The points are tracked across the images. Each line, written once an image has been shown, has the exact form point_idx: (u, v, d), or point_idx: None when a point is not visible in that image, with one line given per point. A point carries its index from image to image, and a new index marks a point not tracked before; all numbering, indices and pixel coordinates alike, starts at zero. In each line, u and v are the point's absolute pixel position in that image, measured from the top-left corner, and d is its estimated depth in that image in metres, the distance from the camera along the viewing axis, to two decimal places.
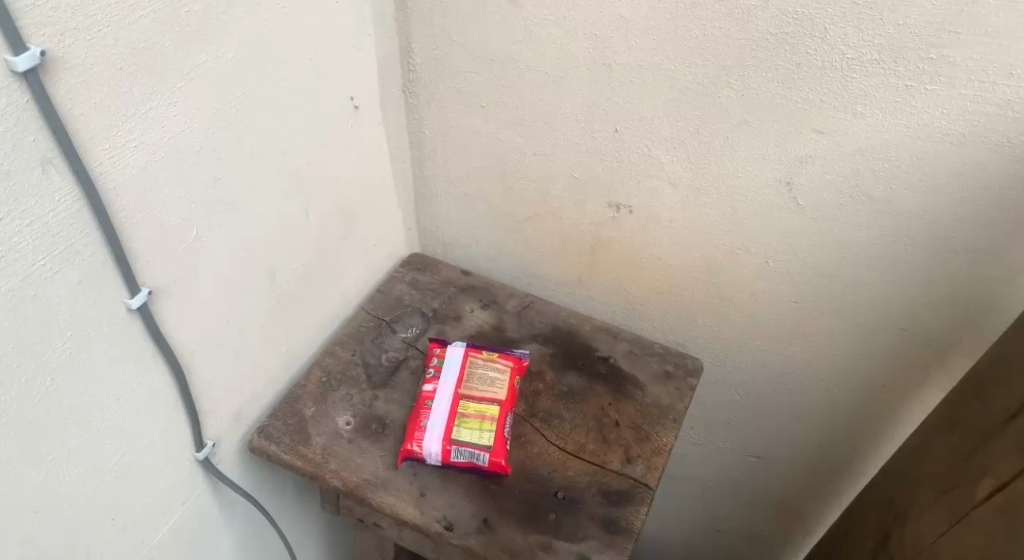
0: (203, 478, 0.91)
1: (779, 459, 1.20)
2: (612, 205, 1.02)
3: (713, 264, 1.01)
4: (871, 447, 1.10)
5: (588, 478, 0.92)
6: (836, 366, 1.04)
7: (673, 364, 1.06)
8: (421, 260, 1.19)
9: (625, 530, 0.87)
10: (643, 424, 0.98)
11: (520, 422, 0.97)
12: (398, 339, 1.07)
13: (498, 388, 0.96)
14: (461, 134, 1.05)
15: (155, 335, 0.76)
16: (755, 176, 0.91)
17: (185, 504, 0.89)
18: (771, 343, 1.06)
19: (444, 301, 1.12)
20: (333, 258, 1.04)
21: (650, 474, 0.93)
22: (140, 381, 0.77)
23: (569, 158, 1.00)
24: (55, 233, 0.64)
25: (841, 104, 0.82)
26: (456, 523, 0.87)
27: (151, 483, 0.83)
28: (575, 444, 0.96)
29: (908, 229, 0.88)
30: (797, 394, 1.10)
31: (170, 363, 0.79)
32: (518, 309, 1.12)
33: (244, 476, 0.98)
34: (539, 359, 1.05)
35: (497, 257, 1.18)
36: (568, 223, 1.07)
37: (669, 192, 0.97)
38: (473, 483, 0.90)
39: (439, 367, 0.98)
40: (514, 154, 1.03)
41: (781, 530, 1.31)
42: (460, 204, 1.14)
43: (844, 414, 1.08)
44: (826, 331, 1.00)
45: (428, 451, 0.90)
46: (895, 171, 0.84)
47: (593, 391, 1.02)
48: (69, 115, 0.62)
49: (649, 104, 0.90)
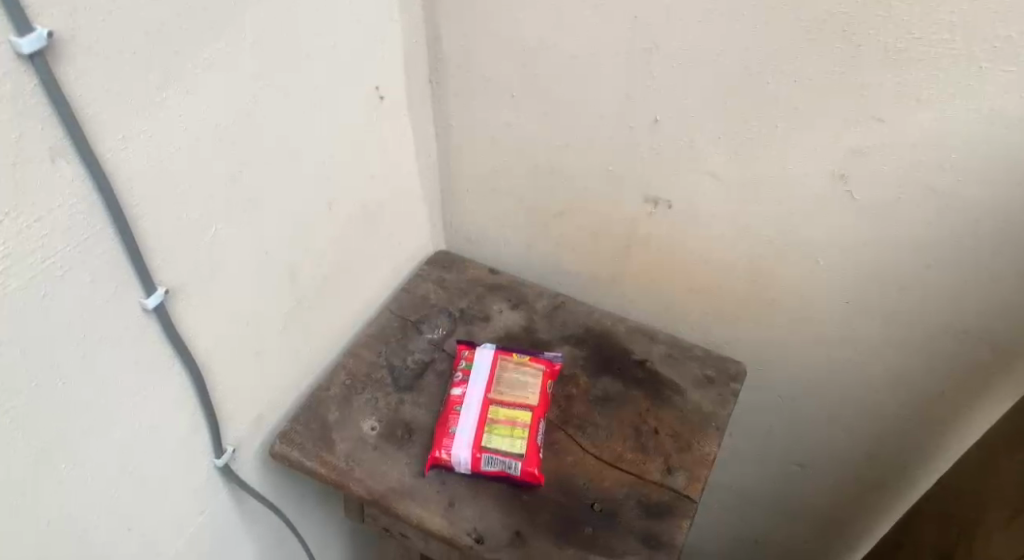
0: (223, 485, 0.87)
1: (822, 471, 1.15)
2: (650, 200, 0.96)
3: (757, 262, 0.96)
4: (925, 458, 1.04)
5: (626, 490, 0.87)
6: (888, 373, 0.98)
7: (713, 369, 1.01)
8: (447, 259, 1.15)
9: (666, 545, 0.82)
10: (683, 432, 0.93)
11: (553, 429, 0.92)
12: (424, 340, 1.02)
13: (529, 392, 0.91)
14: (490, 127, 1.00)
15: (172, 338, 0.73)
16: (805, 169, 0.85)
17: (204, 512, 0.85)
18: (817, 344, 1.00)
19: (471, 300, 1.08)
20: (356, 256, 1.00)
21: (691, 485, 0.88)
22: (155, 386, 0.73)
23: (604, 151, 0.95)
24: (65, 230, 0.61)
25: (904, 91, 0.76)
26: (487, 536, 0.82)
27: (168, 491, 0.79)
28: (612, 453, 0.90)
29: (974, 224, 0.81)
30: (844, 403, 1.04)
31: (188, 365, 0.75)
32: (549, 309, 1.07)
33: (265, 483, 0.94)
34: (572, 362, 1.00)
35: (525, 255, 1.13)
36: (602, 220, 1.02)
37: (712, 186, 0.91)
38: (504, 493, 0.86)
39: (467, 371, 0.94)
40: (547, 149, 0.98)
41: (821, 541, 1.27)
42: (488, 199, 1.09)
43: (894, 425, 1.03)
44: (880, 337, 0.95)
45: (457, 459, 0.86)
46: (961, 161, 0.78)
47: (630, 397, 0.96)
48: (79, 103, 0.58)
49: (692, 92, 0.85)
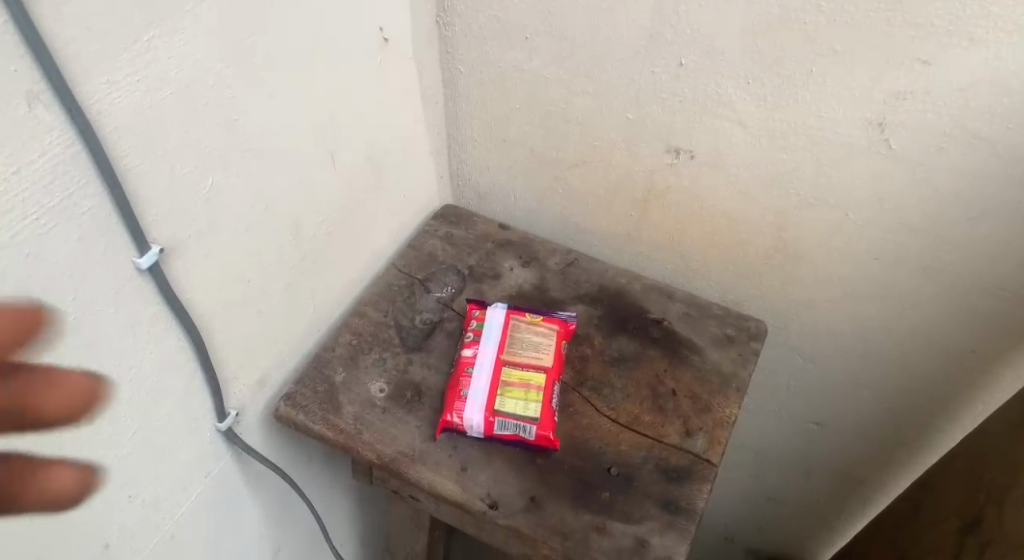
0: (226, 449, 0.84)
1: (841, 426, 1.14)
2: (671, 150, 0.91)
3: (782, 216, 0.91)
4: (950, 416, 1.02)
5: (644, 454, 0.84)
6: (915, 329, 0.95)
7: (733, 327, 0.97)
8: (454, 214, 1.10)
9: (686, 510, 0.80)
10: (702, 394, 0.90)
11: (568, 391, 0.89)
12: (432, 299, 0.98)
13: (543, 353, 0.88)
14: (502, 72, 0.95)
15: (169, 299, 0.69)
16: (840, 116, 0.80)
17: (207, 477, 0.82)
18: (842, 301, 0.97)
19: (480, 257, 1.03)
20: (361, 211, 0.95)
21: (712, 449, 0.85)
22: (152, 349, 0.70)
23: (623, 98, 0.89)
24: (48, 183, 0.56)
25: (954, 29, 0.70)
26: (500, 501, 0.80)
27: (169, 457, 0.76)
28: (629, 415, 0.87)
29: (1020, 175, 0.77)
30: (867, 358, 1.02)
31: (186, 327, 0.72)
32: (561, 267, 1.03)
33: (269, 446, 0.91)
34: (586, 321, 0.96)
35: (536, 210, 1.08)
36: (619, 172, 0.97)
37: (738, 135, 0.86)
38: (518, 458, 0.83)
39: (478, 331, 0.90)
40: (562, 96, 0.93)
41: (835, 497, 1.26)
42: (498, 151, 1.04)
43: (920, 380, 1.01)
44: (910, 291, 0.91)
45: (469, 422, 0.82)
46: (1011, 107, 0.73)
47: (647, 357, 0.93)
48: (57, 44, 0.53)
49: (721, 33, 0.79)
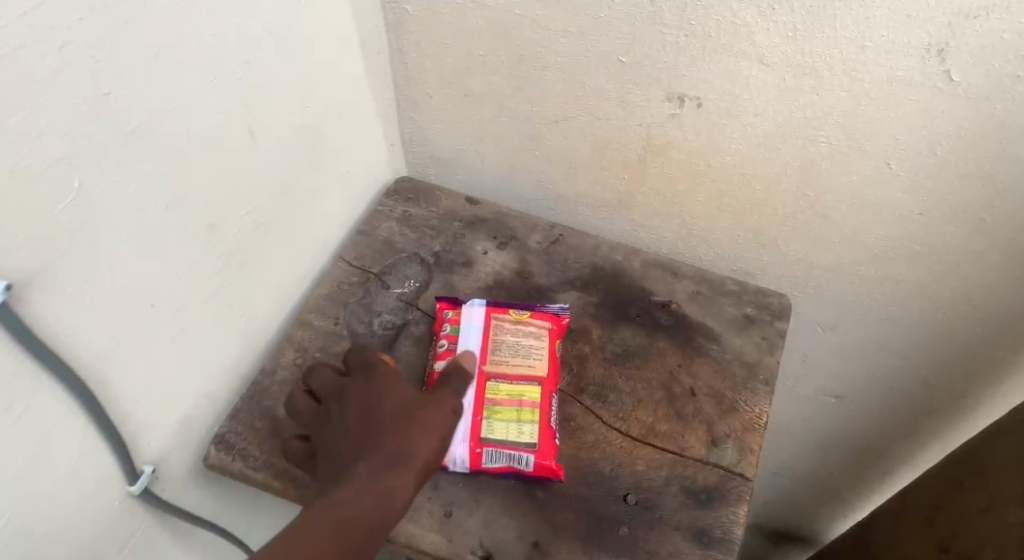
0: (145, 512, 0.67)
1: (865, 398, 1.01)
2: (673, 97, 0.74)
3: (809, 170, 0.75)
4: (994, 384, 0.90)
5: (666, 473, 0.69)
6: (962, 291, 0.81)
7: (753, 306, 0.82)
8: (410, 188, 0.92)
9: (722, 542, 0.66)
10: (725, 392, 0.75)
11: (566, 402, 0.73)
12: (392, 298, 0.81)
13: (535, 361, 0.72)
14: (459, 11, 0.76)
15: (33, 347, 0.50)
16: (888, 44, 0.64)
17: (122, 552, 0.65)
18: (876, 265, 0.82)
19: (447, 241, 0.86)
20: (294, 198, 0.77)
21: (745, 460, 0.71)
22: (20, 414, 0.52)
23: (613, 36, 0.72)
24: None
25: None
26: (497, 552, 0.64)
27: (65, 541, 0.59)
28: (642, 426, 0.72)
29: None
30: (902, 326, 0.88)
31: (67, 379, 0.54)
32: (544, 246, 0.86)
33: (201, 497, 0.74)
34: (580, 312, 0.80)
35: (509, 178, 0.91)
36: (609, 128, 0.80)
37: (758, 75, 0.69)
38: (513, 494, 0.67)
39: (453, 338, 0.73)
40: (536, 37, 0.75)
41: (852, 472, 1.14)
42: (458, 109, 0.86)
43: (961, 348, 0.88)
44: (960, 250, 0.77)
45: (452, 457, 0.67)
46: None
47: (656, 351, 0.78)
48: None
49: None
